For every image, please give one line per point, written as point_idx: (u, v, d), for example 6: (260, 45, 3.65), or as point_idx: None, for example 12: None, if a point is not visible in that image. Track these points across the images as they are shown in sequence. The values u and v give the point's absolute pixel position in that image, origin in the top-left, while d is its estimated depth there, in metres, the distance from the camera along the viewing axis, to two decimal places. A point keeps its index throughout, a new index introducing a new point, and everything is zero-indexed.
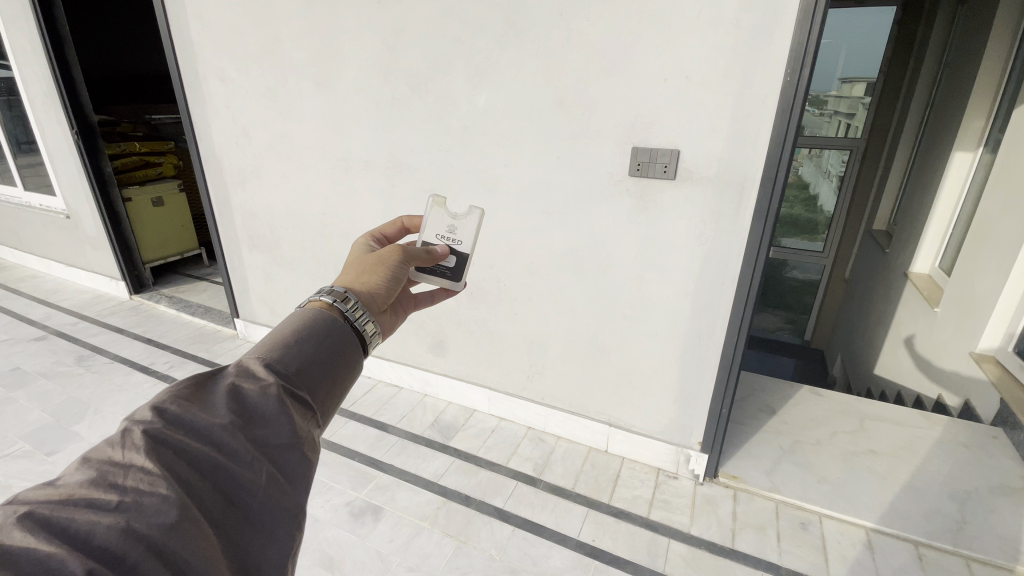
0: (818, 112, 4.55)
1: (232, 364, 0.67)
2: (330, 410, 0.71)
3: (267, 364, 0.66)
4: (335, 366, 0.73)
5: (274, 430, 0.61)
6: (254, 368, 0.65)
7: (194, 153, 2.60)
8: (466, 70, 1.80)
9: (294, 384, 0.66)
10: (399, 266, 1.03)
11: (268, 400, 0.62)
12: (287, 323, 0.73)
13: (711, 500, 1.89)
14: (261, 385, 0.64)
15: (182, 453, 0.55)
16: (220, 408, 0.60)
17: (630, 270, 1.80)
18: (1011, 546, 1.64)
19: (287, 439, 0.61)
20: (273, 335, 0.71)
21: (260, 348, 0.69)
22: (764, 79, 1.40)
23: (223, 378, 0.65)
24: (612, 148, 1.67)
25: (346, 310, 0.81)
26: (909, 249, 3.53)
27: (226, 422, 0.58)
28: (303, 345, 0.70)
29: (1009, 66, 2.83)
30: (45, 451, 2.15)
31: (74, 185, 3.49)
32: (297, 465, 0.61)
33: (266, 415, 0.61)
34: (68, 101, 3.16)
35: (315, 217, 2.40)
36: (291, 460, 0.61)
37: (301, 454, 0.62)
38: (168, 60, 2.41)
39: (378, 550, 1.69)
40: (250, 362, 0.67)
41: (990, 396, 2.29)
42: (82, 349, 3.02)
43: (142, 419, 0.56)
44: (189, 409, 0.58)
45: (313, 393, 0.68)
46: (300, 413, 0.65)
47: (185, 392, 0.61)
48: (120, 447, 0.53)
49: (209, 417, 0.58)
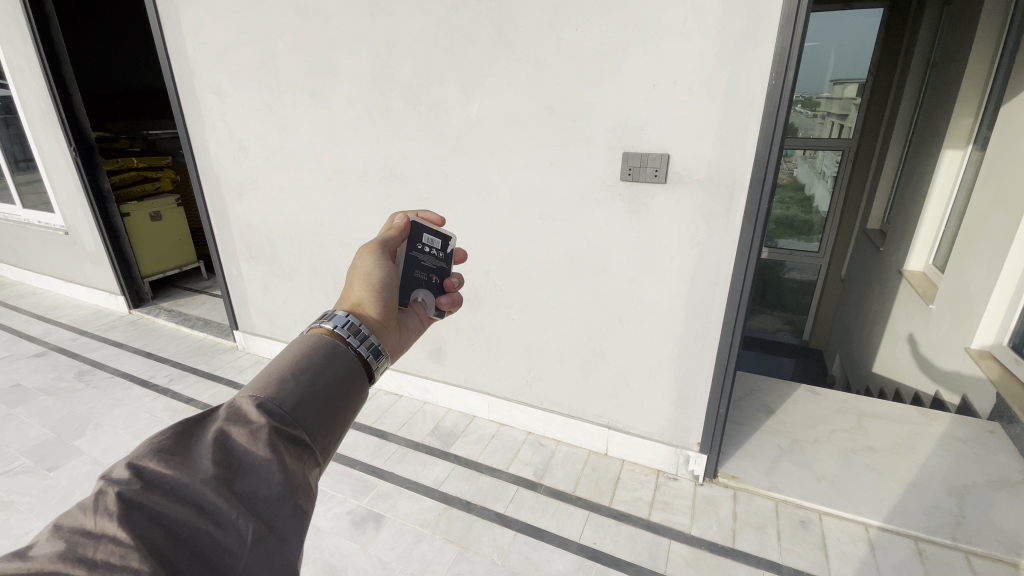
0: (811, 113, 4.57)
1: (222, 405, 0.65)
2: (330, 447, 0.68)
3: (259, 405, 0.64)
4: (336, 398, 0.70)
5: (262, 480, 0.58)
6: (246, 410, 0.63)
7: (191, 167, 2.63)
8: (458, 81, 1.83)
9: (288, 424, 0.64)
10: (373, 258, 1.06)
11: (258, 447, 0.60)
12: (285, 354, 0.72)
13: (711, 501, 1.90)
14: (252, 430, 0.62)
15: (158, 517, 0.52)
16: (205, 461, 0.57)
17: (625, 272, 1.82)
18: (1011, 540, 1.65)
19: (277, 489, 0.58)
20: (269, 368, 0.69)
21: (253, 385, 0.67)
22: (750, 83, 1.43)
23: (213, 423, 0.63)
24: (604, 154, 1.69)
25: (349, 336, 0.80)
26: (903, 246, 3.56)
27: (208, 479, 0.56)
28: (300, 379, 0.68)
29: (996, 65, 2.89)
30: (46, 466, 2.16)
31: (73, 201, 3.52)
32: (290, 517, 0.59)
33: (254, 464, 0.59)
34: (67, 120, 3.19)
35: (312, 227, 2.42)
36: (283, 511, 0.58)
37: (294, 504, 0.59)
38: (165, 77, 2.44)
39: (381, 557, 1.70)
40: (241, 401, 0.65)
41: (987, 391, 2.31)
42: (82, 364, 3.04)
43: (119, 479, 0.54)
44: (169, 465, 0.56)
45: (310, 431, 0.66)
46: (294, 455, 0.63)
47: (168, 444, 0.59)
48: (91, 514, 0.51)
49: (191, 473, 0.56)
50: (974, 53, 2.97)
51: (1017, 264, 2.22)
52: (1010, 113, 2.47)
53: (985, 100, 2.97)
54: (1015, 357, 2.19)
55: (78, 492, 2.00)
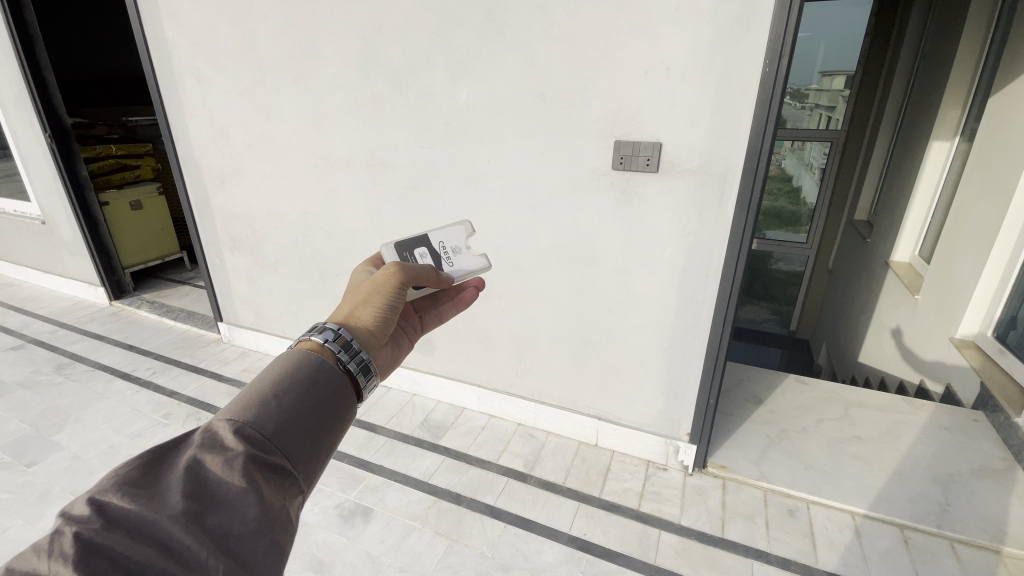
0: (798, 105, 4.56)
1: (197, 429, 0.62)
2: (314, 473, 0.66)
3: (236, 430, 0.61)
4: (321, 420, 0.67)
5: (236, 515, 0.55)
6: (222, 435, 0.60)
7: (171, 154, 2.54)
8: (447, 66, 1.78)
9: (267, 451, 0.61)
10: (399, 294, 0.99)
11: (232, 476, 0.57)
12: (268, 371, 0.69)
13: (701, 491, 1.90)
14: (227, 457, 0.59)
15: (120, 561, 0.49)
16: (173, 495, 0.54)
17: (616, 263, 1.80)
18: (994, 527, 1.67)
19: (252, 524, 0.56)
20: (251, 387, 0.66)
21: (232, 407, 0.64)
22: (743, 71, 1.41)
23: (185, 450, 0.60)
24: (595, 142, 1.66)
25: (339, 351, 0.77)
26: (890, 237, 3.59)
27: (176, 515, 0.53)
28: (282, 400, 0.65)
29: (984, 57, 2.90)
30: (24, 462, 2.10)
31: (49, 190, 3.41)
32: (264, 553, 0.56)
33: (228, 496, 0.56)
34: (42, 106, 3.08)
35: (297, 217, 2.37)
36: (258, 548, 0.55)
37: (270, 539, 0.56)
38: (143, 61, 2.35)
39: (369, 551, 1.68)
40: (218, 425, 0.62)
41: (970, 380, 2.33)
42: (61, 357, 2.96)
43: (79, 517, 0.50)
44: (134, 500, 0.53)
45: (291, 457, 0.63)
46: (272, 485, 0.60)
47: (135, 476, 0.55)
48: (47, 556, 0.47)
49: (158, 508, 0.53)
50: (963, 43, 2.97)
51: (1003, 254, 2.23)
52: (998, 106, 2.48)
53: (973, 92, 2.98)
54: (999, 347, 2.22)
55: (59, 488, 1.95)
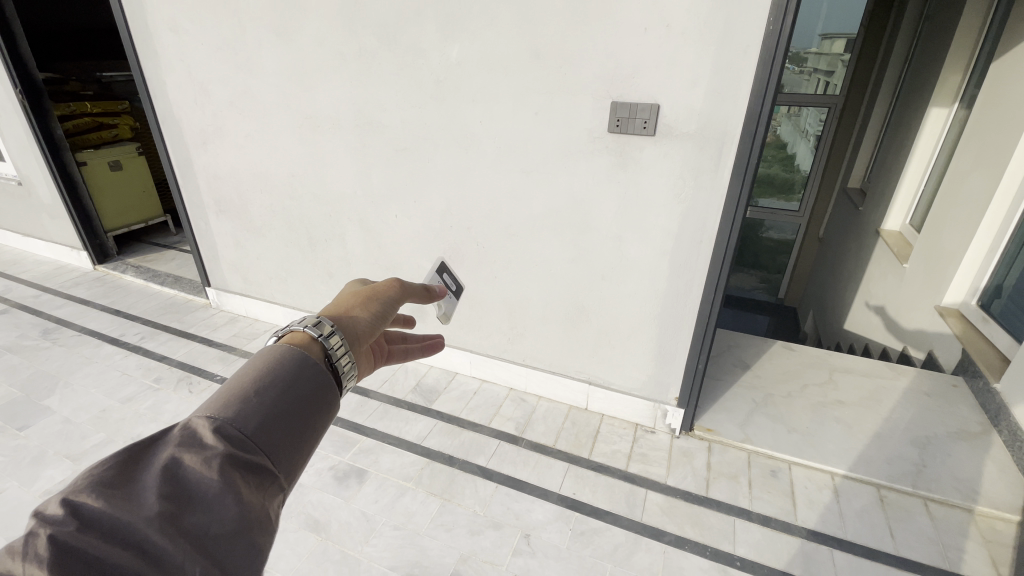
0: (797, 69, 4.64)
1: (171, 426, 0.56)
2: (298, 475, 0.61)
3: (217, 427, 0.55)
4: (307, 417, 0.62)
5: (214, 525, 0.50)
6: (201, 433, 0.55)
7: (149, 112, 2.44)
8: (437, 19, 1.69)
9: (249, 451, 0.56)
10: (391, 304, 0.90)
11: (211, 480, 0.52)
12: (250, 364, 0.63)
13: (687, 452, 1.96)
14: (205, 459, 0.53)
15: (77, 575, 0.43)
16: (147, 498, 0.49)
17: (610, 230, 1.78)
18: (967, 486, 1.74)
19: (231, 533, 0.50)
20: (232, 382, 0.60)
21: (212, 402, 0.58)
22: (746, 28, 1.35)
23: (159, 449, 0.54)
24: (591, 103, 1.61)
25: (325, 344, 0.71)
26: (883, 205, 3.59)
27: (146, 523, 0.47)
28: (263, 396, 0.59)
29: (989, 19, 2.80)
30: (16, 425, 2.10)
31: (24, 149, 3.27)
32: (246, 563, 0.50)
33: (205, 500, 0.51)
34: (9, 59, 2.91)
35: (283, 179, 2.30)
36: (237, 561, 0.50)
37: (252, 549, 0.51)
38: (114, 9, 2.21)
39: (364, 510, 1.72)
40: (196, 422, 0.56)
41: (952, 347, 2.38)
42: (47, 322, 2.91)
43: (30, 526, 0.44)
44: (97, 506, 0.47)
45: (274, 459, 0.58)
46: (254, 488, 0.55)
47: (99, 477, 0.50)
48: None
49: (127, 513, 0.47)
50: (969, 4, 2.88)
51: (993, 224, 2.24)
52: (999, 71, 2.42)
53: (976, 56, 2.90)
54: (983, 314, 2.27)
55: (51, 452, 1.95)
